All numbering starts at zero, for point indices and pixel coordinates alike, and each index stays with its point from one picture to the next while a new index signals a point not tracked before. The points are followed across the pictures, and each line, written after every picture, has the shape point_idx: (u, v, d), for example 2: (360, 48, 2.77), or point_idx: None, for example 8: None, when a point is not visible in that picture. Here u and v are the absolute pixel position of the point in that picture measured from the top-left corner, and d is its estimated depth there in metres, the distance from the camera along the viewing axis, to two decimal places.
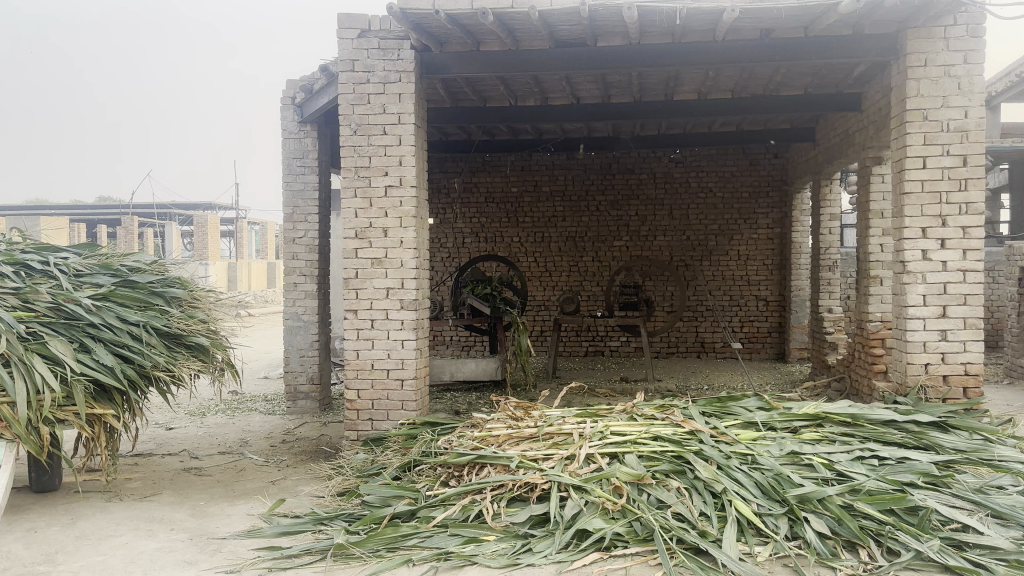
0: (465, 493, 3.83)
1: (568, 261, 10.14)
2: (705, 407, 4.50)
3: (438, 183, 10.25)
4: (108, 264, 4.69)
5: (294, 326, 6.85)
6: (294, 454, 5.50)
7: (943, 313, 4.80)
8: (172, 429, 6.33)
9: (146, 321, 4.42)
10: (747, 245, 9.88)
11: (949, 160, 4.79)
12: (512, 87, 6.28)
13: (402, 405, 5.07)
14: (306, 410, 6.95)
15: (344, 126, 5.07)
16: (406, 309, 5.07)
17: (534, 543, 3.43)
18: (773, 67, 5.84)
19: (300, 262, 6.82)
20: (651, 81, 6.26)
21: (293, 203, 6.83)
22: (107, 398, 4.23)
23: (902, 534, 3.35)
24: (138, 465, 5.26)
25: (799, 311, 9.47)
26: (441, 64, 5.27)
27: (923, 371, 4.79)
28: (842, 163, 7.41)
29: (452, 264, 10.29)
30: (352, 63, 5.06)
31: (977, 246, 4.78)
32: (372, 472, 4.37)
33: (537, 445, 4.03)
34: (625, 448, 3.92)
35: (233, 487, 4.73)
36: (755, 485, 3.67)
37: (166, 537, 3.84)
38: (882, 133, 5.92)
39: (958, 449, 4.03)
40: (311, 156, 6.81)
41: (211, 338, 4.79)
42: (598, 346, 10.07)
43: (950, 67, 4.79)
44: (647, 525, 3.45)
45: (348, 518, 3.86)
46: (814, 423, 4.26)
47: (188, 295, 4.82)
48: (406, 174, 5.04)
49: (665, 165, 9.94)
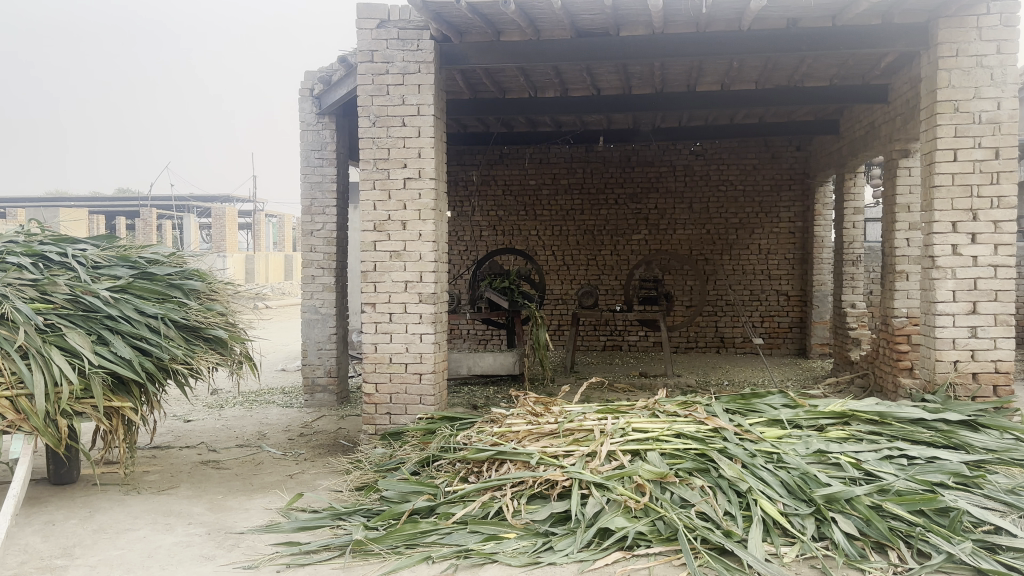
0: (484, 489, 3.78)
1: (587, 255, 10.06)
2: (728, 404, 4.43)
3: (455, 176, 10.20)
4: (126, 256, 4.66)
5: (311, 319, 6.82)
6: (312, 448, 5.47)
7: (973, 309, 4.70)
8: (190, 422, 6.33)
9: (165, 313, 4.39)
10: (768, 239, 9.76)
11: (980, 153, 4.67)
12: (531, 78, 6.20)
13: (419, 400, 5.02)
14: (324, 403, 6.93)
15: (363, 118, 5.02)
16: (424, 303, 5.02)
17: (555, 542, 3.38)
18: (800, 57, 5.72)
19: (318, 254, 6.78)
20: (674, 72, 6.17)
21: (311, 195, 6.80)
22: (125, 391, 4.22)
23: (933, 535, 3.27)
24: (156, 457, 5.25)
25: (821, 306, 9.35)
26: (461, 55, 5.22)
27: (952, 368, 4.69)
28: (868, 155, 7.28)
29: (469, 257, 10.24)
30: (371, 53, 5.01)
31: (1009, 241, 4.66)
32: (390, 467, 4.34)
33: (558, 441, 3.97)
34: (648, 446, 3.85)
35: (251, 481, 4.71)
36: (781, 484, 3.60)
37: (183, 531, 3.81)
38: (910, 125, 5.79)
39: (989, 449, 3.94)
40: (329, 149, 6.78)
41: (229, 331, 4.76)
42: (617, 341, 9.99)
43: (982, 58, 4.66)
44: (671, 524, 3.39)
45: (366, 514, 3.82)
46: (840, 422, 4.18)
47: (206, 288, 4.78)
48: (425, 166, 4.98)
49: (686, 157, 9.83)
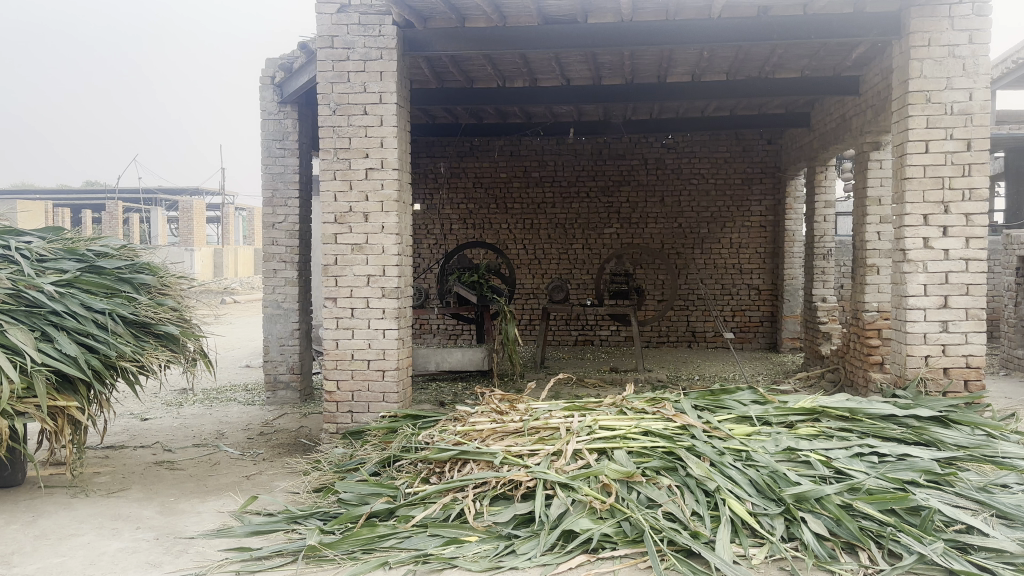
0: (446, 490, 3.64)
1: (558, 248, 9.94)
2: (697, 400, 4.34)
3: (425, 168, 10.02)
4: (74, 248, 4.46)
5: (273, 314, 6.64)
6: (272, 447, 5.31)
7: (944, 303, 4.64)
8: (146, 420, 6.13)
9: (112, 308, 4.20)
10: (739, 233, 9.71)
11: (952, 144, 4.61)
12: (498, 67, 6.07)
13: (382, 397, 4.87)
14: (286, 401, 6.75)
15: (323, 105, 4.85)
16: (388, 298, 4.87)
17: (517, 545, 3.24)
18: (771, 47, 5.63)
19: (280, 248, 6.60)
20: (644, 61, 6.06)
21: (273, 185, 6.61)
22: (71, 390, 4.04)
23: (904, 535, 3.18)
24: (108, 458, 5.05)
25: (792, 300, 9.33)
26: (425, 42, 5.05)
27: (923, 363, 4.63)
28: (839, 148, 7.23)
29: (439, 251, 10.07)
30: (331, 39, 4.83)
31: (981, 235, 4.60)
32: (350, 468, 4.19)
33: (522, 440, 3.85)
34: (614, 444, 3.75)
35: (205, 482, 4.54)
36: (750, 483, 3.51)
37: (130, 537, 3.65)
38: (881, 118, 5.73)
39: (959, 445, 3.88)
40: (291, 138, 6.59)
41: (182, 327, 4.57)
42: (588, 336, 9.90)
43: (955, 48, 4.59)
44: (637, 526, 3.28)
45: (322, 517, 3.68)
46: (811, 418, 4.11)
47: (158, 282, 4.58)
48: (387, 156, 4.83)
49: (657, 151, 9.75)
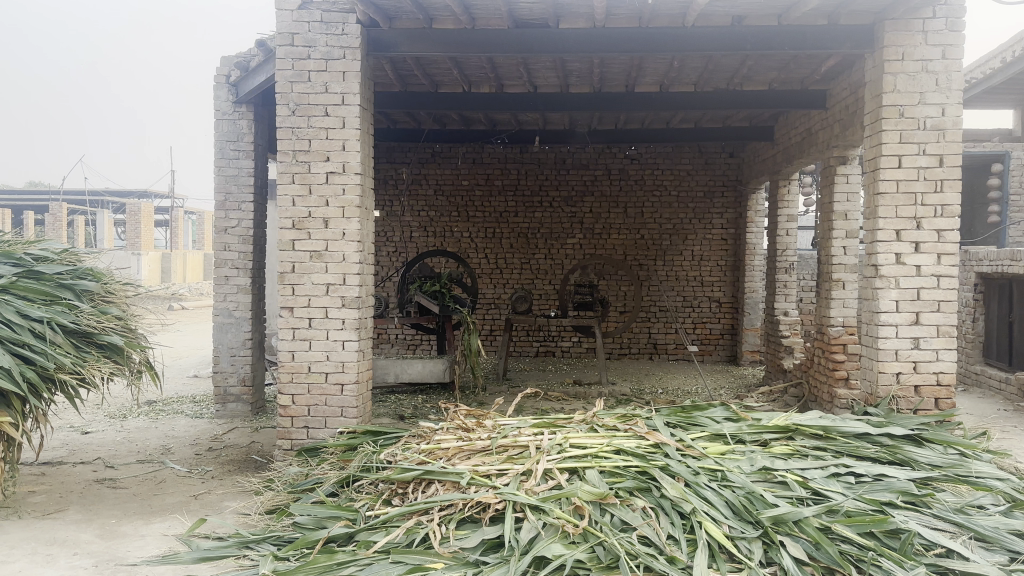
0: (409, 513, 3.45)
1: (521, 258, 9.80)
2: (669, 417, 4.21)
3: (385, 174, 9.81)
4: (9, 252, 4.16)
5: (224, 323, 6.36)
6: (221, 464, 5.05)
7: (915, 319, 4.60)
8: (87, 435, 5.81)
9: (51, 317, 3.92)
10: (701, 245, 9.69)
11: (925, 160, 4.57)
12: (465, 71, 5.93)
13: (340, 412, 4.65)
14: (236, 414, 6.46)
15: (282, 105, 4.63)
16: (348, 308, 4.66)
17: (486, 572, 3.04)
18: (741, 57, 5.57)
19: (232, 253, 6.33)
20: (613, 70, 5.98)
21: (226, 188, 6.35)
22: (5, 404, 3.78)
23: (885, 560, 3.06)
24: (45, 475, 4.74)
25: (752, 313, 9.33)
26: (390, 42, 4.86)
27: (894, 380, 4.58)
28: (803, 162, 7.22)
29: (398, 259, 9.84)
30: (291, 36, 4.61)
31: (952, 250, 4.58)
32: (305, 488, 3.97)
33: (490, 459, 3.68)
34: (586, 463, 3.60)
35: (150, 502, 4.26)
36: (726, 505, 3.39)
37: (66, 564, 3.37)
38: (849, 132, 5.70)
39: (934, 465, 3.83)
40: (246, 140, 6.34)
41: (127, 337, 4.27)
42: (550, 347, 9.77)
43: (928, 63, 4.57)
44: (611, 550, 3.11)
45: (276, 542, 3.46)
46: (784, 436, 4.01)
47: (102, 288, 4.29)
48: (349, 159, 4.63)
49: (621, 161, 9.69)
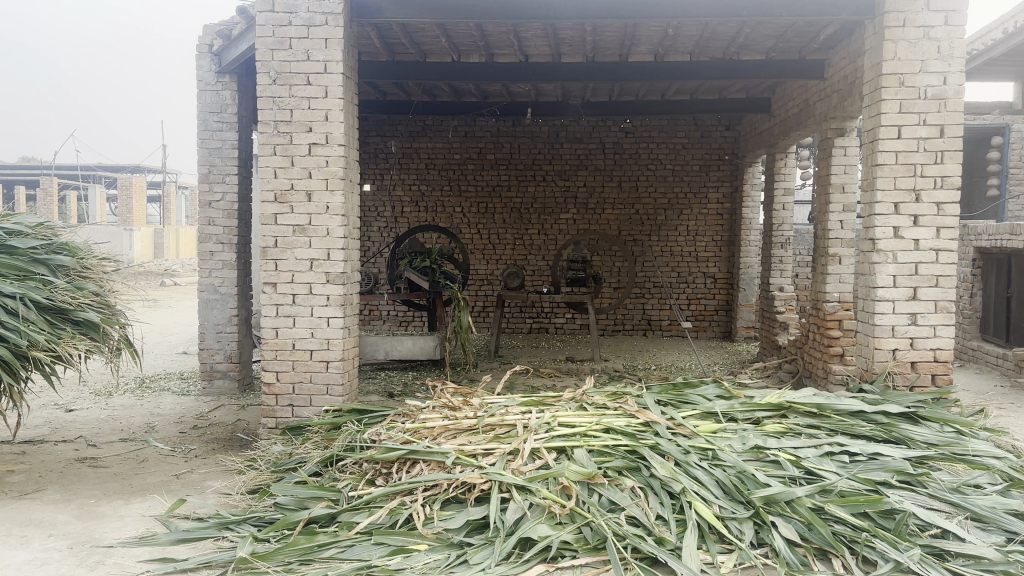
0: (393, 493, 3.36)
1: (514, 233, 9.68)
2: (660, 394, 4.12)
3: (375, 147, 9.65)
4: None
5: (210, 299, 6.26)
6: (205, 442, 4.96)
7: (913, 295, 4.50)
8: (71, 412, 5.71)
9: (24, 293, 3.81)
10: (696, 220, 9.58)
11: (925, 130, 4.45)
12: (453, 39, 5.79)
13: (326, 390, 4.56)
14: (223, 391, 6.37)
15: (263, 74, 4.49)
16: (333, 283, 4.55)
17: (470, 554, 2.96)
18: (738, 25, 5.43)
19: (217, 228, 6.21)
20: (607, 38, 5.84)
21: (209, 161, 6.21)
22: None
23: (879, 541, 2.98)
24: (25, 454, 4.65)
25: (747, 290, 9.24)
26: (374, 7, 4.70)
27: (890, 356, 4.50)
28: (800, 134, 7.09)
29: (390, 234, 9.72)
30: (272, 2, 4.46)
31: (952, 224, 4.47)
32: (288, 467, 3.89)
33: (477, 438, 3.59)
34: (574, 442, 3.51)
35: (131, 482, 4.18)
36: (716, 484, 3.30)
37: (41, 546, 3.29)
38: (847, 103, 5.57)
39: (930, 443, 3.75)
40: (230, 111, 6.19)
41: (104, 314, 4.16)
42: (543, 323, 9.69)
43: (929, 29, 4.43)
44: (598, 531, 3.03)
45: (257, 523, 3.38)
46: (777, 414, 3.92)
47: (77, 263, 4.17)
48: (333, 130, 4.50)
49: (615, 134, 9.53)
